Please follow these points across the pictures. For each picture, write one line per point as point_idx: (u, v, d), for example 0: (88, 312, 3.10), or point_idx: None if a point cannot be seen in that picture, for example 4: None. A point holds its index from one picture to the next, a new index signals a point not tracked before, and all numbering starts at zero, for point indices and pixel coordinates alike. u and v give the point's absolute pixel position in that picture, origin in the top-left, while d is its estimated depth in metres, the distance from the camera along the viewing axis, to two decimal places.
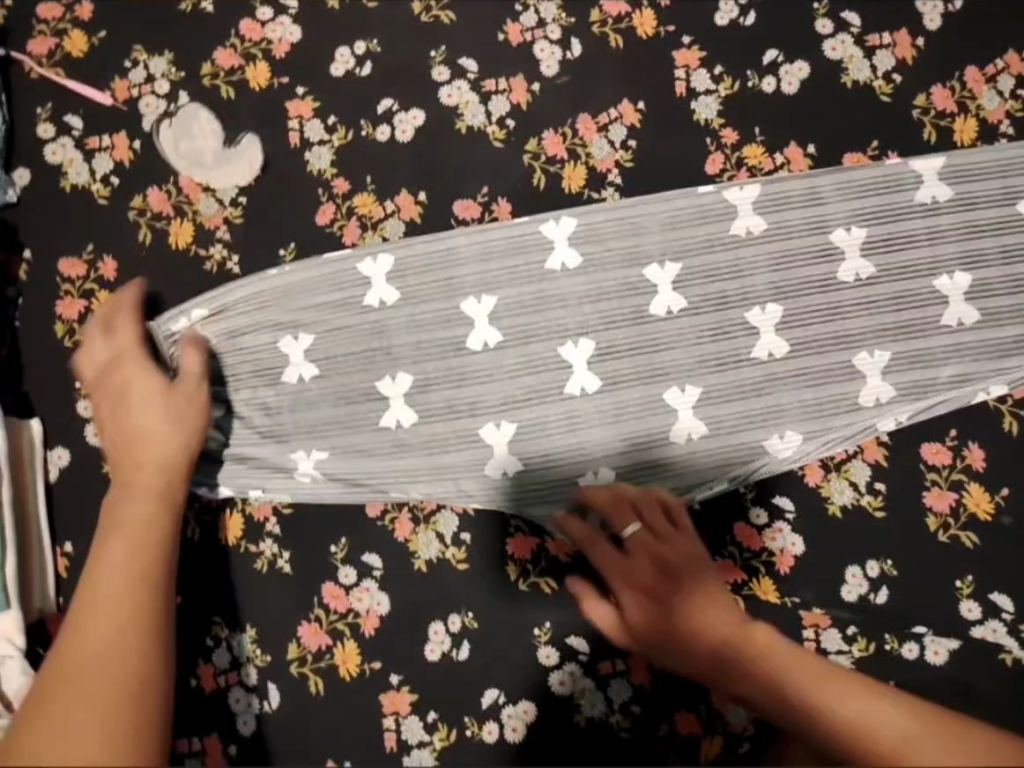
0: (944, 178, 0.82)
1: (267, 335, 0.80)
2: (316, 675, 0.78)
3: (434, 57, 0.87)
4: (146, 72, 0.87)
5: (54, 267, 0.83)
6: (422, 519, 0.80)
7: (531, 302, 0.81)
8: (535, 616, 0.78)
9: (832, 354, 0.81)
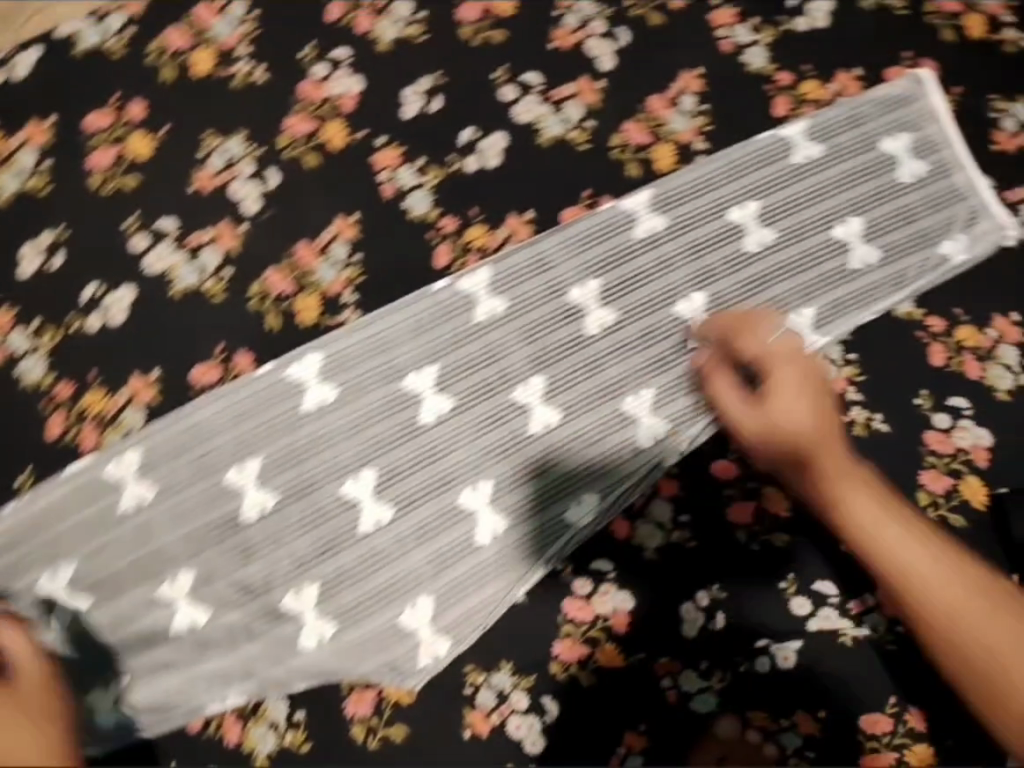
0: (987, 74, 0.92)
1: (391, 376, 0.85)
2: (587, 676, 0.80)
3: (497, 77, 0.90)
4: (225, 156, 0.88)
5: (186, 377, 0.84)
6: (639, 513, 0.84)
7: (630, 278, 0.87)
8: (778, 570, 0.82)
9: (913, 250, 0.89)
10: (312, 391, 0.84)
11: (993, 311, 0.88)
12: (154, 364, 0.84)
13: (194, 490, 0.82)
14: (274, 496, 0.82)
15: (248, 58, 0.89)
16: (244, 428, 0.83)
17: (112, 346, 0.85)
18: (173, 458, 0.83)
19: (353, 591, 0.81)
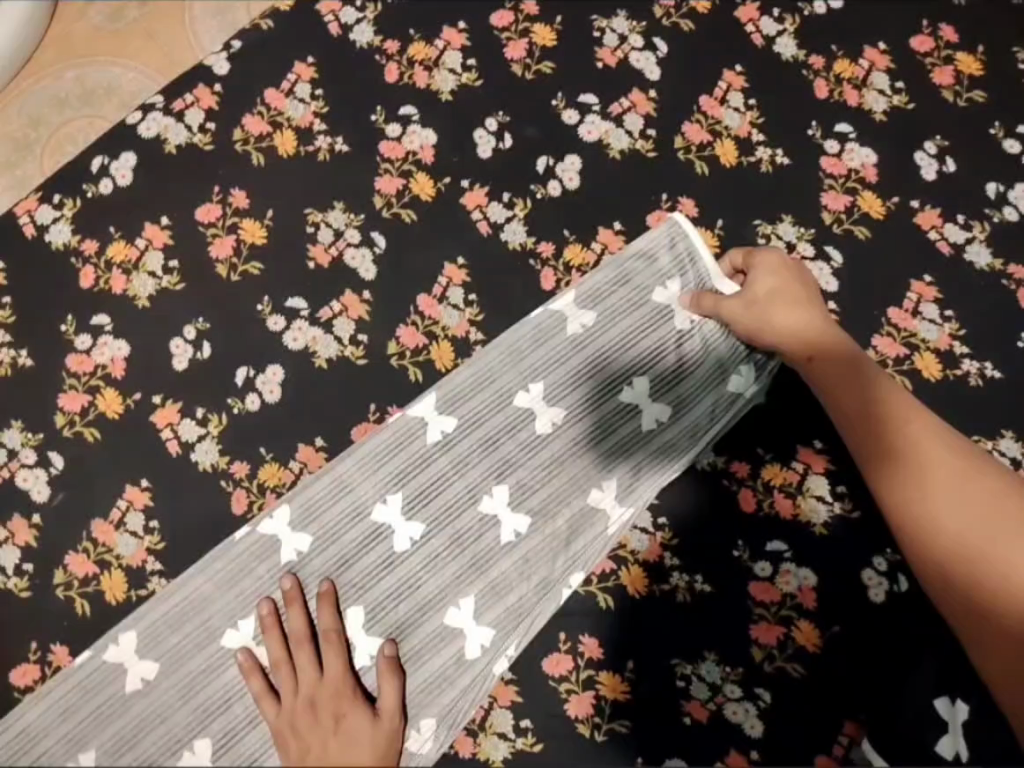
0: (746, 203, 0.93)
1: (209, 638, 0.83)
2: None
3: (262, 308, 0.90)
4: (5, 448, 0.87)
5: (5, 682, 0.83)
6: (479, 728, 0.83)
7: (434, 484, 0.86)
8: (626, 757, 0.83)
9: (704, 396, 0.88)
10: (133, 669, 0.82)
11: (797, 443, 0.89)
12: None
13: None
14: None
15: (9, 344, 0.89)
16: (73, 724, 0.81)
17: None
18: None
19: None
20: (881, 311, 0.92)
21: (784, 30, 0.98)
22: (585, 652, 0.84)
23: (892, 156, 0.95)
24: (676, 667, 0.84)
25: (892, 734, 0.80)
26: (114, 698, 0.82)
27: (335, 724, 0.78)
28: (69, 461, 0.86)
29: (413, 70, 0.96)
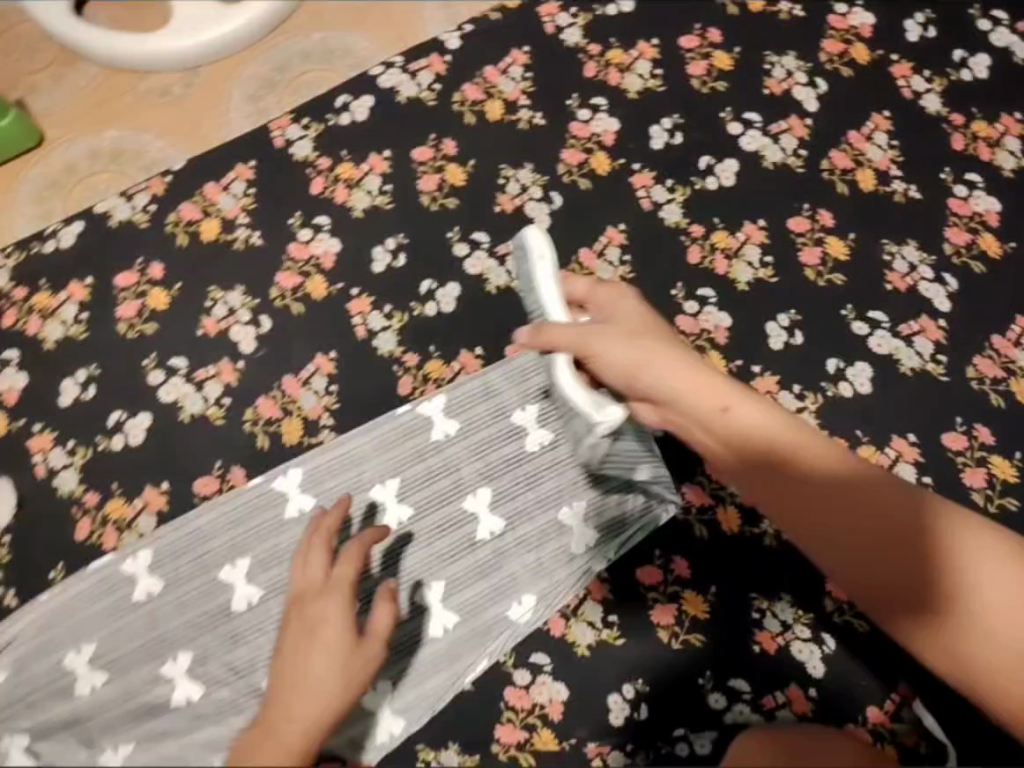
0: (877, 223, 1.07)
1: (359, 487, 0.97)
2: (526, 756, 0.90)
3: (452, 236, 1.08)
4: (227, 306, 1.06)
5: (191, 488, 1.00)
6: (572, 613, 0.94)
7: None
8: (696, 667, 0.92)
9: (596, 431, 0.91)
10: (294, 500, 0.97)
11: (893, 432, 0.99)
12: (164, 478, 1.01)
13: (190, 586, 0.96)
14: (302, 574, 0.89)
15: (246, 225, 1.09)
16: (236, 533, 0.97)
17: (133, 460, 1.01)
18: (176, 557, 0.96)
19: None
20: (985, 336, 1.02)
21: (932, 89, 1.14)
22: (676, 571, 0.95)
23: (1016, 208, 1.08)
24: (754, 601, 0.94)
25: (939, 702, 0.91)
26: (274, 519, 0.97)
27: (318, 633, 0.76)
28: (277, 325, 1.05)
29: (608, 70, 1.15)
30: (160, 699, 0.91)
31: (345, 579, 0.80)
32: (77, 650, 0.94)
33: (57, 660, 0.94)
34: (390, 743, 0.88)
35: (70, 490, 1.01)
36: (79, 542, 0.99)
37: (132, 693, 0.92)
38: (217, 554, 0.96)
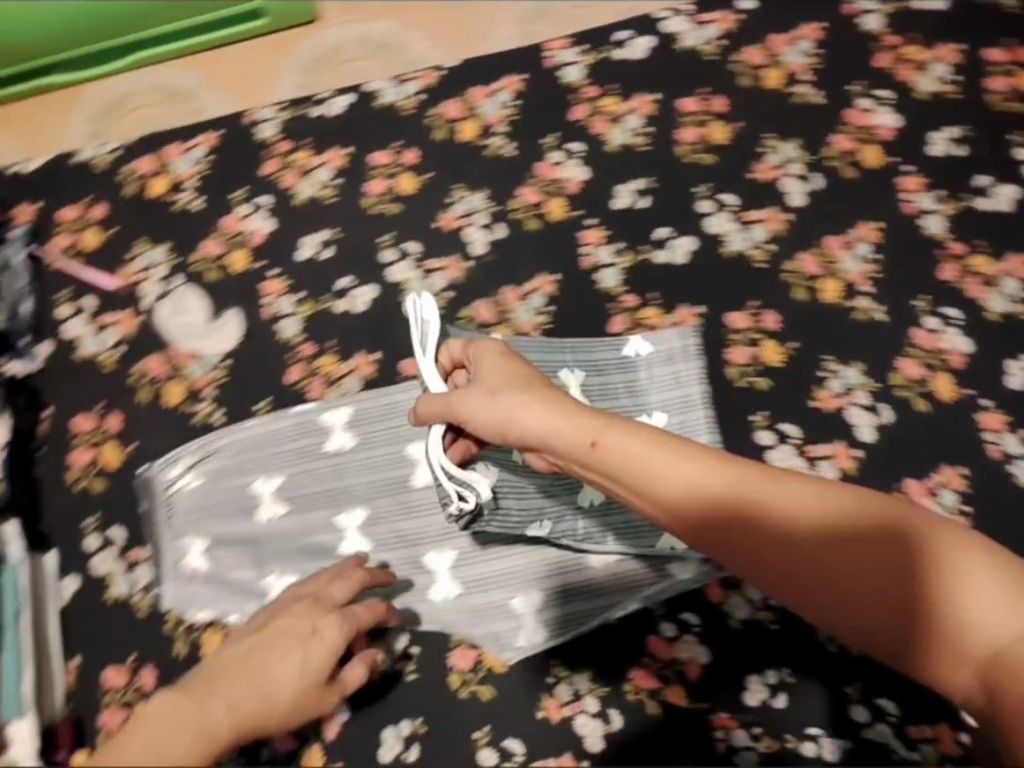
0: None
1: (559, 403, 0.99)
2: (655, 702, 0.92)
3: (699, 191, 1.07)
4: (469, 205, 1.09)
5: (398, 366, 1.06)
6: (733, 585, 0.95)
7: (781, 382, 1.00)
8: (845, 675, 0.91)
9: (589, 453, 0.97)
10: None
11: None
12: (378, 348, 1.07)
13: (376, 452, 1.01)
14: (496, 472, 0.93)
15: (503, 135, 1.11)
16: None
17: (353, 325, 1.07)
18: (374, 420, 1.02)
19: (485, 570, 0.99)
20: None
21: None
22: None
23: None
24: None
25: None
26: None
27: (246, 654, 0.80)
28: (511, 234, 1.07)
29: (901, 65, 1.10)
30: (328, 544, 0.99)
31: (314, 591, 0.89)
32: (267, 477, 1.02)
33: (246, 481, 1.02)
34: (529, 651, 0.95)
35: (290, 337, 1.07)
36: (288, 385, 1.06)
37: (306, 530, 1.00)
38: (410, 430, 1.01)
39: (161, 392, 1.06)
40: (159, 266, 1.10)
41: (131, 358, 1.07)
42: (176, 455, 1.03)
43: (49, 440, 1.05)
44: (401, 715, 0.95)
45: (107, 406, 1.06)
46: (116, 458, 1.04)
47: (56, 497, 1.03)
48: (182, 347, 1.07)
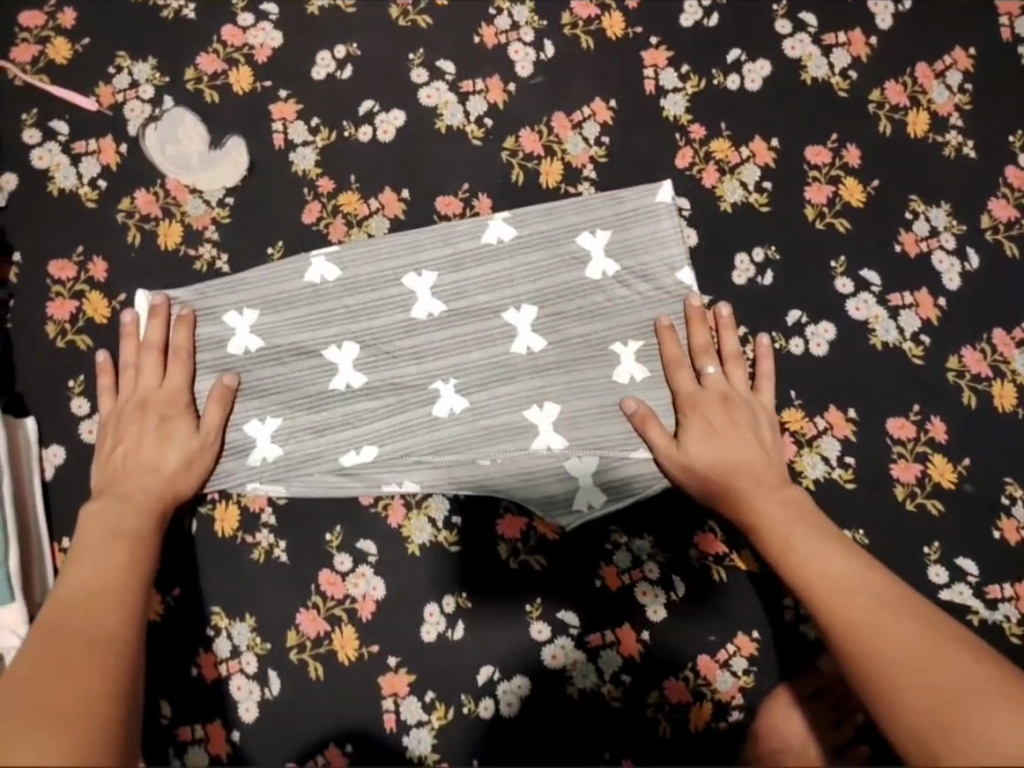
0: None
1: (581, 256, 0.91)
2: (719, 568, 0.89)
3: (777, 9, 0.94)
4: (512, 19, 0.94)
5: (431, 206, 0.93)
6: (806, 442, 0.89)
7: (859, 224, 0.91)
8: (924, 537, 0.87)
9: (572, 328, 0.91)
10: (516, 244, 0.91)
11: None
12: (405, 185, 0.93)
13: (366, 288, 0.91)
14: (509, 328, 0.91)
15: None
16: (449, 258, 0.91)
17: (377, 156, 0.93)
18: (375, 271, 0.91)
19: (492, 418, 0.90)
20: None
21: None
22: (931, 431, 0.89)
23: None
24: (1008, 486, 0.88)
25: None
26: (499, 254, 0.91)
27: (149, 461, 0.82)
28: (561, 54, 0.94)
29: None
30: (326, 392, 0.90)
31: (182, 386, 0.86)
32: (252, 331, 0.89)
33: (218, 329, 0.89)
34: (584, 520, 0.89)
35: (306, 169, 0.93)
36: (305, 225, 0.92)
37: (294, 380, 0.89)
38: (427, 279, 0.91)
39: (155, 231, 0.92)
40: (147, 83, 0.94)
41: (116, 192, 0.92)
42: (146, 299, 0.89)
43: (23, 287, 0.90)
44: (444, 591, 0.87)
45: (88, 250, 0.91)
46: (104, 310, 0.90)
47: (33, 354, 0.89)
48: (177, 180, 0.92)
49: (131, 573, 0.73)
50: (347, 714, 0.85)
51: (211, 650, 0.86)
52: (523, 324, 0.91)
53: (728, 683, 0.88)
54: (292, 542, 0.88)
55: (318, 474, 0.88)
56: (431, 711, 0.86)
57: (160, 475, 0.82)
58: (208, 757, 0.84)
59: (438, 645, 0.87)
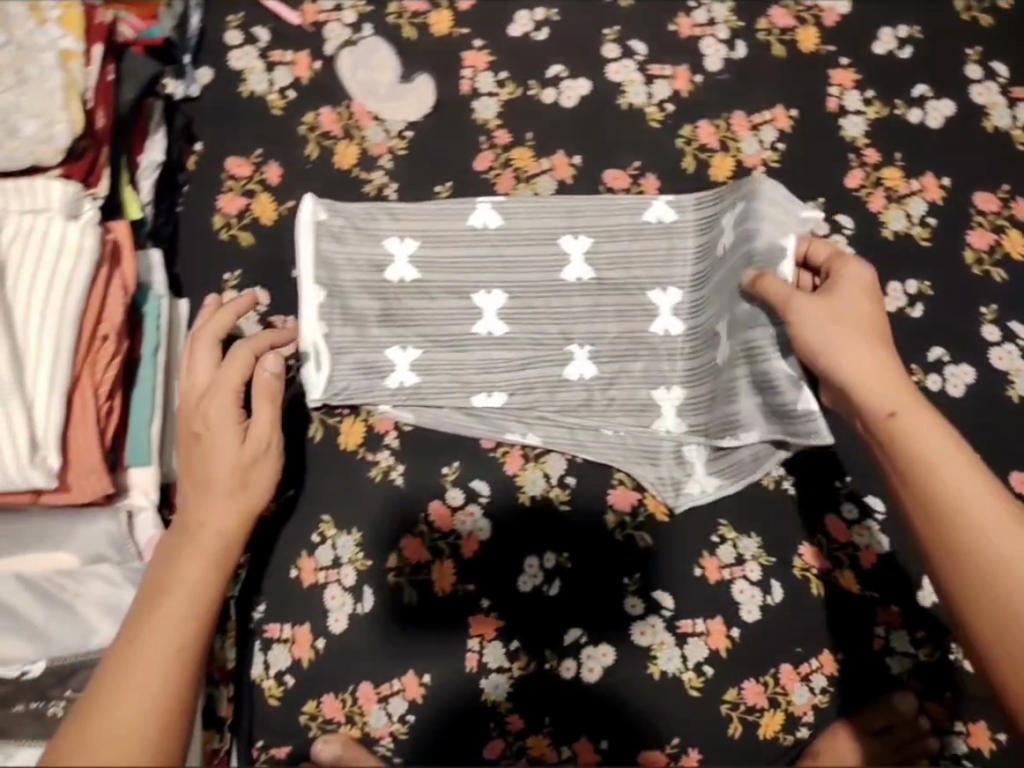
0: None
1: None
2: (819, 583, 0.89)
3: (969, 55, 0.96)
4: (710, 14, 0.97)
5: (601, 176, 0.94)
6: None
7: (1016, 277, 0.92)
8: None
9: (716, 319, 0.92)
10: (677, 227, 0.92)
11: None
12: (579, 151, 0.95)
13: (525, 242, 0.92)
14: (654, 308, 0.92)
15: None
16: (610, 228, 0.92)
17: (557, 119, 0.95)
18: (535, 227, 0.92)
19: (621, 390, 0.92)
20: None
21: None
22: None
23: None
24: None
25: None
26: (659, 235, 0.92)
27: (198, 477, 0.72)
28: (752, 56, 0.96)
29: None
30: (468, 334, 0.91)
31: (231, 380, 0.76)
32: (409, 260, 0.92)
33: (376, 251, 0.91)
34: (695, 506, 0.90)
35: (486, 119, 0.95)
36: (475, 172, 0.94)
37: (439, 316, 0.91)
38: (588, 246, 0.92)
39: (332, 150, 0.94)
40: (350, 9, 0.97)
41: (302, 105, 0.95)
42: (316, 207, 0.91)
43: (197, 176, 0.92)
44: (547, 546, 0.89)
45: (266, 154, 0.93)
46: (270, 214, 0.92)
47: (196, 242, 0.91)
48: (362, 105, 0.94)
49: (203, 586, 0.66)
50: (435, 645, 0.87)
51: (312, 556, 0.87)
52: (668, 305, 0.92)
53: (804, 698, 0.87)
54: (409, 469, 0.89)
55: (446, 410, 0.90)
56: (514, 660, 0.87)
57: (215, 492, 0.71)
58: (290, 657, 0.86)
59: (533, 598, 0.88)
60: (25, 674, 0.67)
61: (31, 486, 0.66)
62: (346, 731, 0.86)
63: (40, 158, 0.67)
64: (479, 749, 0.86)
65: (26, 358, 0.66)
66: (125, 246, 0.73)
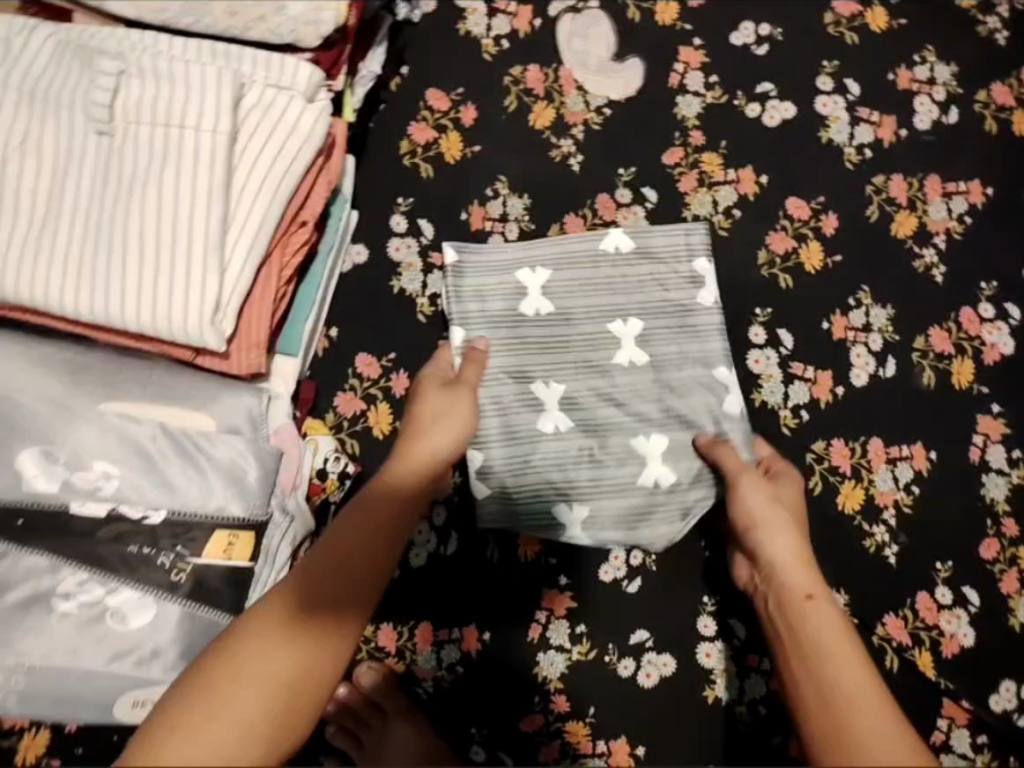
0: None
1: (895, 313, 0.93)
2: (895, 656, 0.86)
3: None
4: (931, 73, 0.96)
5: (784, 200, 0.94)
6: None
7: None
8: None
9: (858, 365, 0.92)
10: (841, 272, 0.93)
11: None
12: (769, 170, 0.94)
13: (659, 269, 0.88)
14: (804, 348, 0.92)
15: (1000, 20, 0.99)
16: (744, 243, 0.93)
17: (755, 133, 0.95)
18: (670, 263, 0.88)
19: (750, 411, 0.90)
20: None
21: None
22: None
23: None
24: None
25: None
26: (826, 278, 0.93)
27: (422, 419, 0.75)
28: (964, 123, 0.95)
29: None
30: (612, 363, 0.85)
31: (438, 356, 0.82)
32: (542, 296, 0.86)
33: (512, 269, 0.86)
34: None
35: (687, 116, 0.95)
36: (662, 165, 0.94)
37: (582, 342, 0.85)
38: (766, 280, 0.92)
39: (529, 107, 0.94)
40: None
41: (512, 57, 0.96)
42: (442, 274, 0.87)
43: (396, 99, 0.94)
44: (635, 543, 0.88)
45: (465, 95, 0.94)
46: (456, 152, 0.93)
47: (383, 161, 0.93)
48: (570, 72, 0.95)
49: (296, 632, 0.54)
50: (504, 606, 0.87)
51: None
52: (821, 344, 0.92)
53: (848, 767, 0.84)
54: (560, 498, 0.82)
55: (614, 457, 0.83)
56: (575, 643, 0.86)
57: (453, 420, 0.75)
58: None
59: (610, 591, 0.87)
60: (145, 519, 0.70)
61: (201, 344, 0.68)
62: (393, 663, 0.86)
63: (298, 38, 0.73)
64: (516, 720, 0.85)
65: (234, 220, 0.70)
66: (340, 143, 0.78)
